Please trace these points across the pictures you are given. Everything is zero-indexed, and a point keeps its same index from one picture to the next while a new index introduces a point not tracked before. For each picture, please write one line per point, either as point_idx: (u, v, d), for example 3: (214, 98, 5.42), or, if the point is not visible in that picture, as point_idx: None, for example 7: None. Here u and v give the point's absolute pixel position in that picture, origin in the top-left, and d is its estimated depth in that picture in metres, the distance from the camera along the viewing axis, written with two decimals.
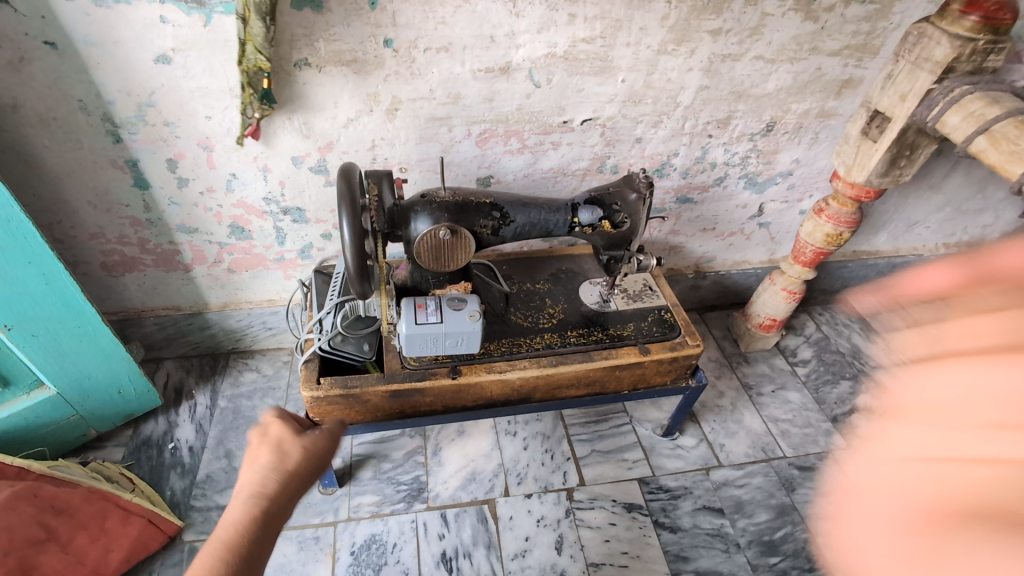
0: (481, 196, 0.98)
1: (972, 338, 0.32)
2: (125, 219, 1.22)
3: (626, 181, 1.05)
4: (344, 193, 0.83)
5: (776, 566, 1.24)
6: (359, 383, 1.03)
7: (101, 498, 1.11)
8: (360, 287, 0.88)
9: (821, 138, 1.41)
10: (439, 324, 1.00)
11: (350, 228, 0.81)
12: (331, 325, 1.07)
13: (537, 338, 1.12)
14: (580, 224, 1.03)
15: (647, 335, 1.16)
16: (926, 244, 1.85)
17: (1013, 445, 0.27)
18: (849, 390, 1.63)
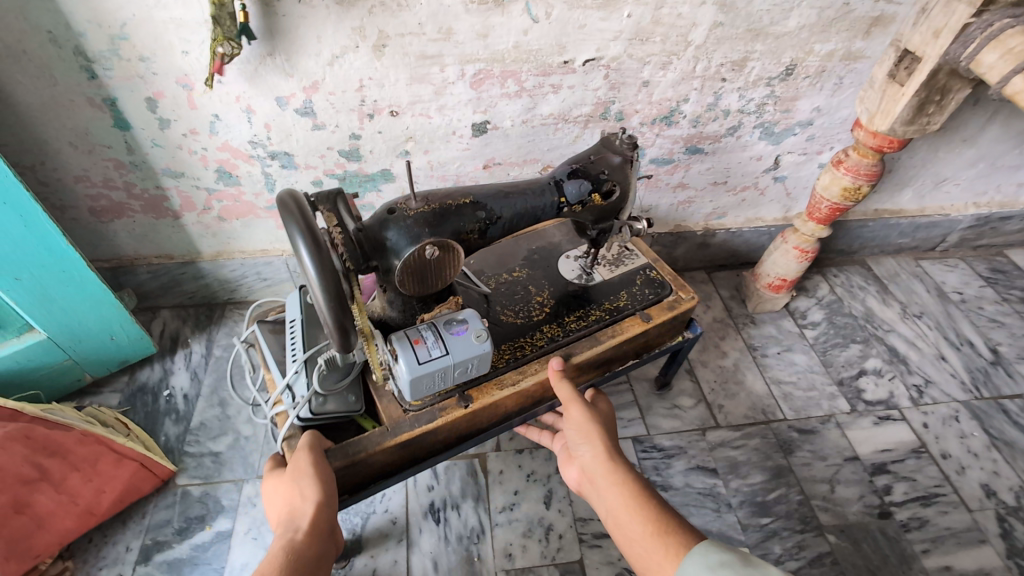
0: (458, 197, 0.87)
1: (607, 475, 0.76)
2: (108, 162, 1.18)
3: (604, 143, 0.99)
4: (303, 227, 0.66)
5: (767, 527, 1.23)
6: (361, 446, 0.86)
7: (95, 441, 1.12)
8: (346, 340, 0.71)
9: (845, 84, 1.30)
10: (447, 356, 0.87)
11: (321, 269, 0.65)
12: (304, 388, 0.92)
13: (538, 335, 1.04)
14: (569, 203, 0.94)
15: (643, 300, 1.11)
16: (954, 204, 1.74)
17: (627, 517, 0.72)
18: (858, 353, 1.57)
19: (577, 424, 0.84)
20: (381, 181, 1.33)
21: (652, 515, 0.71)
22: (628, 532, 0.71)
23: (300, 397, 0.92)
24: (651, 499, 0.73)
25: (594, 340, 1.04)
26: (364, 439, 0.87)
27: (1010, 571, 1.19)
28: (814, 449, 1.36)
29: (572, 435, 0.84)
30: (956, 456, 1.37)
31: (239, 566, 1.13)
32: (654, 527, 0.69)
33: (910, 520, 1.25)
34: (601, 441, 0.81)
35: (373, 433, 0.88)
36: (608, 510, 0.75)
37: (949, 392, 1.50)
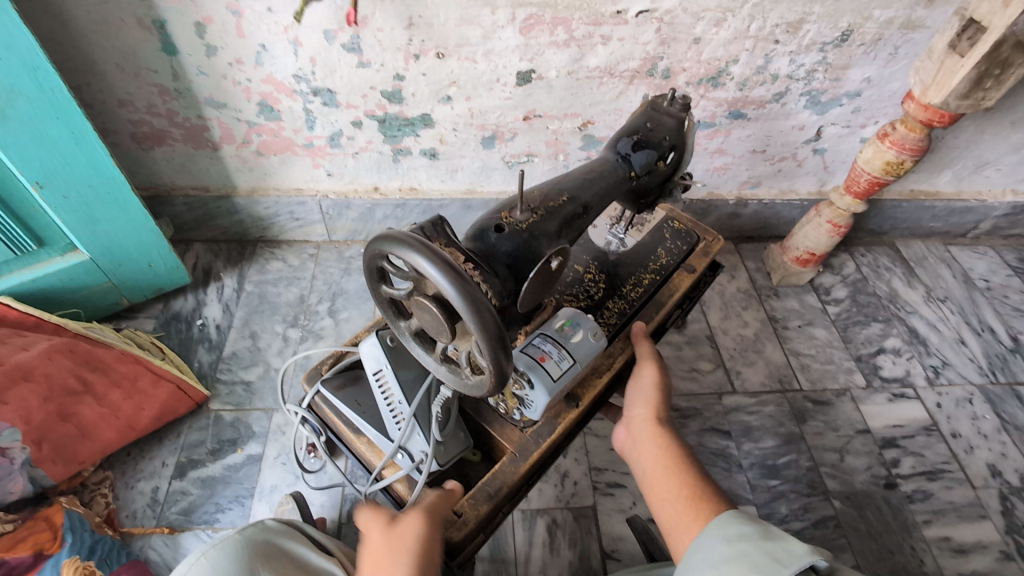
0: (555, 196, 0.80)
1: (655, 444, 0.77)
2: (153, 87, 1.18)
3: (652, 107, 0.95)
4: (442, 264, 0.57)
5: (775, 488, 1.27)
6: (500, 482, 0.81)
7: (133, 360, 1.18)
8: (504, 379, 0.64)
9: (900, 55, 1.26)
10: (575, 364, 0.84)
11: (481, 316, 0.57)
12: (423, 443, 0.84)
13: (606, 314, 1.00)
14: (638, 175, 0.90)
15: (680, 253, 1.12)
16: (992, 189, 1.71)
17: (664, 483, 0.72)
18: (879, 332, 1.58)
19: (646, 385, 0.85)
20: (420, 126, 1.32)
21: (694, 485, 0.71)
22: (662, 498, 0.72)
23: (419, 452, 0.84)
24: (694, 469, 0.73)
25: (656, 304, 1.04)
26: (500, 475, 0.82)
27: (1007, 545, 1.23)
28: (827, 420, 1.39)
29: (632, 400, 0.85)
30: (965, 436, 1.39)
31: (268, 488, 1.18)
32: (690, 492, 0.70)
33: (914, 492, 1.29)
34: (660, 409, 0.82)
35: (504, 464, 0.83)
36: (648, 475, 0.75)
37: (965, 375, 1.51)
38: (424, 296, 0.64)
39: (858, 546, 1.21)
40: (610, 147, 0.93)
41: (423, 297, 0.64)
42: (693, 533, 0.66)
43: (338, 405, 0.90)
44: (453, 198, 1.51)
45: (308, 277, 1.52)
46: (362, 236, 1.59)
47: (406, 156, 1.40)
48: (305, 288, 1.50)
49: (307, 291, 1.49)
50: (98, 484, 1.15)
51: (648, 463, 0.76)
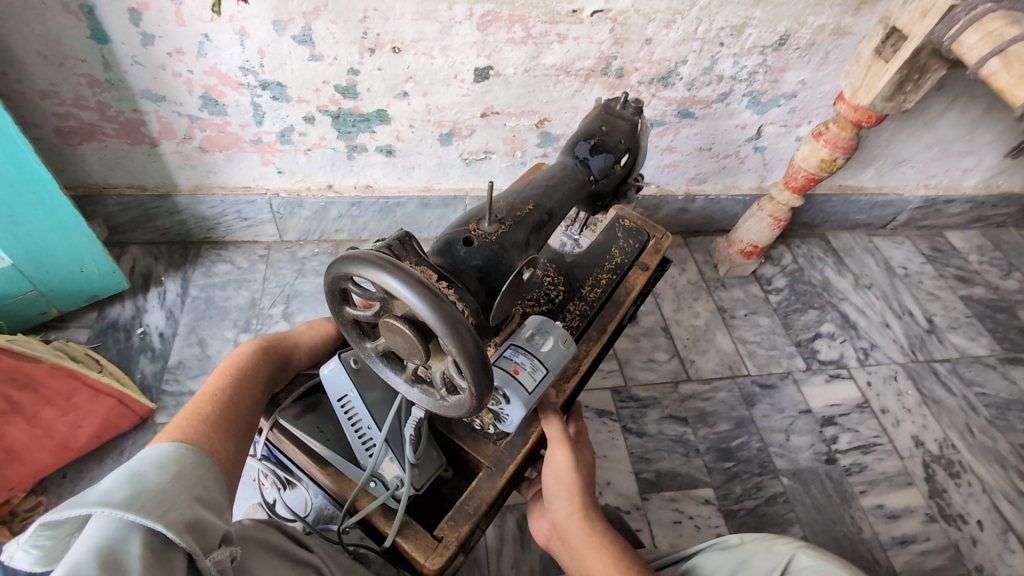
0: (521, 205, 0.81)
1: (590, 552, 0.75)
2: (81, 78, 1.09)
3: (606, 111, 0.97)
4: (417, 286, 0.56)
5: (730, 470, 1.34)
6: (479, 501, 0.81)
7: (67, 374, 1.07)
8: (485, 397, 0.64)
9: (831, 59, 1.36)
10: (547, 372, 0.83)
11: (459, 336, 0.57)
12: (396, 467, 0.82)
13: (568, 316, 1.02)
14: (597, 178, 0.93)
15: (634, 251, 1.15)
16: (907, 184, 1.87)
17: None
18: (815, 318, 1.70)
19: (558, 476, 0.80)
20: (376, 122, 1.29)
21: None
22: None
23: (394, 479, 0.81)
24: (627, 557, 0.76)
25: (615, 303, 1.06)
26: (477, 493, 0.82)
27: (931, 509, 1.35)
28: (773, 403, 1.48)
29: (551, 491, 0.81)
30: (892, 411, 1.52)
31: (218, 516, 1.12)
32: None
33: (852, 466, 1.40)
34: (582, 495, 0.79)
35: (481, 480, 0.83)
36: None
37: (890, 355, 1.65)
38: (395, 317, 0.63)
39: (805, 519, 1.29)
40: (568, 151, 0.95)
41: (394, 318, 0.63)
42: None
43: (298, 432, 0.84)
44: (410, 196, 1.48)
45: (258, 279, 1.46)
46: (315, 236, 1.54)
47: (361, 152, 1.36)
48: (255, 290, 1.43)
49: (258, 293, 1.43)
50: (30, 511, 1.05)
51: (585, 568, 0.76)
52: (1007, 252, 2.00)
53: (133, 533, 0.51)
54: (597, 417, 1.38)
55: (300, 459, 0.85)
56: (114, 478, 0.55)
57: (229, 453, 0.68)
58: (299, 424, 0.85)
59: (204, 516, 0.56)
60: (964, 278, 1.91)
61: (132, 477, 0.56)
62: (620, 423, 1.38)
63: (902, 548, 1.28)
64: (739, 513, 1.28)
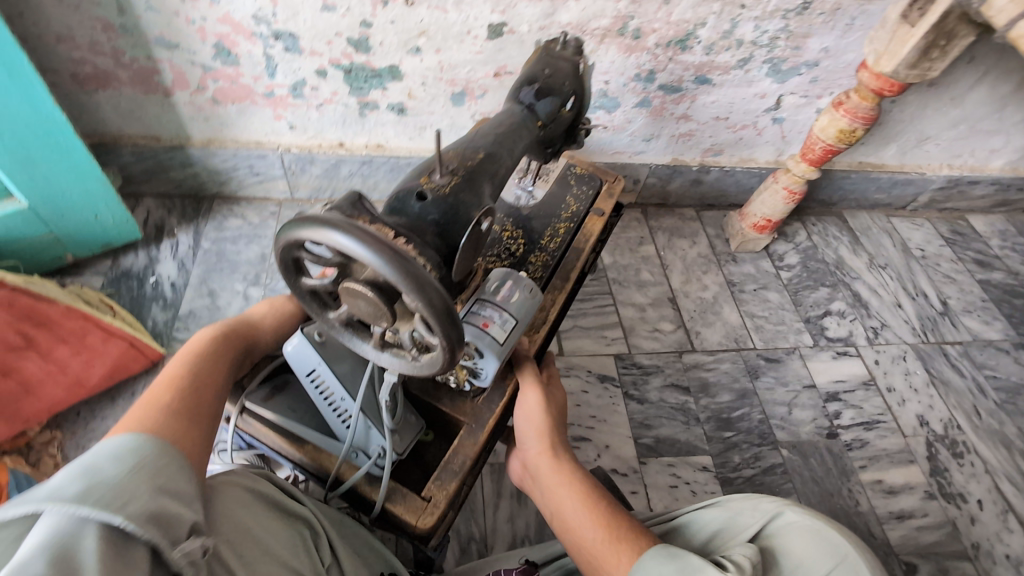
0: (472, 153, 0.78)
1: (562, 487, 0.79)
2: (95, 22, 1.10)
3: (547, 53, 0.92)
4: (378, 247, 0.58)
5: (729, 439, 1.35)
6: (463, 458, 0.83)
7: (81, 317, 1.12)
8: (456, 353, 0.66)
9: (856, 26, 1.31)
10: (517, 321, 0.83)
11: (424, 292, 0.59)
12: (375, 436, 0.81)
13: (532, 267, 1.07)
14: (545, 123, 0.90)
15: (588, 198, 1.21)
16: (930, 163, 1.82)
17: (580, 520, 0.75)
18: (826, 295, 1.68)
19: (530, 413, 0.85)
20: (388, 78, 1.29)
21: (605, 519, 0.74)
22: (576, 534, 0.75)
23: (377, 448, 0.81)
24: (593, 492, 0.78)
25: (575, 250, 1.12)
26: (461, 449, 0.83)
27: (931, 486, 1.35)
28: (777, 376, 1.48)
29: (524, 431, 0.85)
30: (899, 390, 1.51)
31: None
32: (605, 530, 0.73)
33: (853, 441, 1.40)
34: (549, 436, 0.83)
35: (463, 437, 0.85)
36: (561, 514, 0.78)
37: (900, 335, 1.63)
38: (357, 280, 0.64)
39: (802, 489, 1.30)
40: (513, 98, 0.91)
41: (356, 281, 0.65)
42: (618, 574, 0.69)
43: (268, 413, 0.83)
44: (421, 156, 1.48)
45: (268, 235, 1.47)
46: (326, 194, 1.54)
47: (373, 110, 1.36)
48: (266, 246, 1.45)
49: (269, 248, 1.44)
50: (46, 444, 1.09)
51: (558, 501, 0.79)
52: None
53: (87, 530, 0.46)
54: (599, 382, 1.39)
55: (273, 441, 0.83)
56: (62, 473, 0.50)
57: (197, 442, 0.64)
58: (267, 407, 0.84)
59: (168, 508, 0.52)
60: (983, 263, 1.86)
61: (83, 469, 0.51)
62: (622, 389, 1.39)
63: (898, 522, 1.29)
64: (736, 480, 1.29)
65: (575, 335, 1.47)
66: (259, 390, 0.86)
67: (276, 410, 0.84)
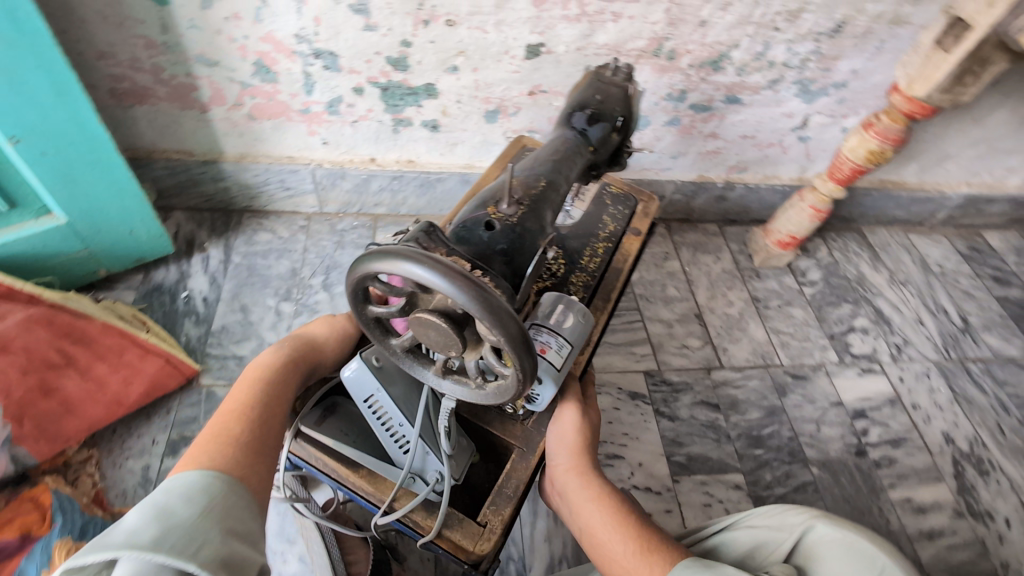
0: (533, 182, 0.79)
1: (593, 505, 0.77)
2: (139, 39, 1.10)
3: (597, 78, 0.93)
4: (457, 278, 0.58)
5: (760, 457, 1.35)
6: (516, 482, 0.83)
7: (118, 334, 1.12)
8: (528, 384, 0.65)
9: (886, 49, 1.33)
10: (571, 346, 0.84)
11: (504, 323, 0.59)
12: (433, 461, 0.82)
13: (575, 288, 1.07)
14: (596, 148, 0.91)
15: (624, 218, 1.22)
16: (949, 181, 1.84)
17: (611, 538, 0.73)
18: (849, 312, 1.69)
19: (565, 429, 0.84)
20: (424, 96, 1.29)
21: (639, 538, 0.72)
22: (607, 553, 0.73)
23: (434, 474, 0.82)
24: (625, 510, 0.77)
25: (614, 270, 1.13)
26: (514, 474, 0.84)
27: (959, 505, 1.36)
28: (805, 393, 1.49)
29: (556, 447, 0.84)
30: (924, 408, 1.52)
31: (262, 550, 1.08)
32: (638, 547, 0.71)
33: (882, 459, 1.40)
34: (582, 453, 0.83)
35: (516, 461, 0.85)
36: (592, 533, 0.76)
37: (923, 352, 1.64)
38: (429, 310, 0.64)
39: (833, 508, 1.30)
40: (563, 123, 0.92)
41: (428, 312, 0.64)
42: None
43: (323, 437, 0.83)
44: (451, 172, 1.48)
45: (299, 249, 1.47)
46: (355, 209, 1.54)
47: (406, 127, 1.37)
48: (296, 260, 1.45)
49: (299, 263, 1.44)
50: (83, 463, 1.08)
51: (588, 520, 0.77)
52: None
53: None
54: (630, 400, 1.39)
55: (327, 464, 0.83)
56: (140, 515, 0.53)
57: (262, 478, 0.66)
58: (321, 430, 0.83)
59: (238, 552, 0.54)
60: (1001, 279, 1.88)
61: (160, 515, 0.53)
62: (653, 406, 1.39)
63: (929, 541, 1.29)
64: (769, 499, 1.29)
65: (605, 351, 1.47)
66: (312, 413, 0.85)
67: (330, 434, 0.83)
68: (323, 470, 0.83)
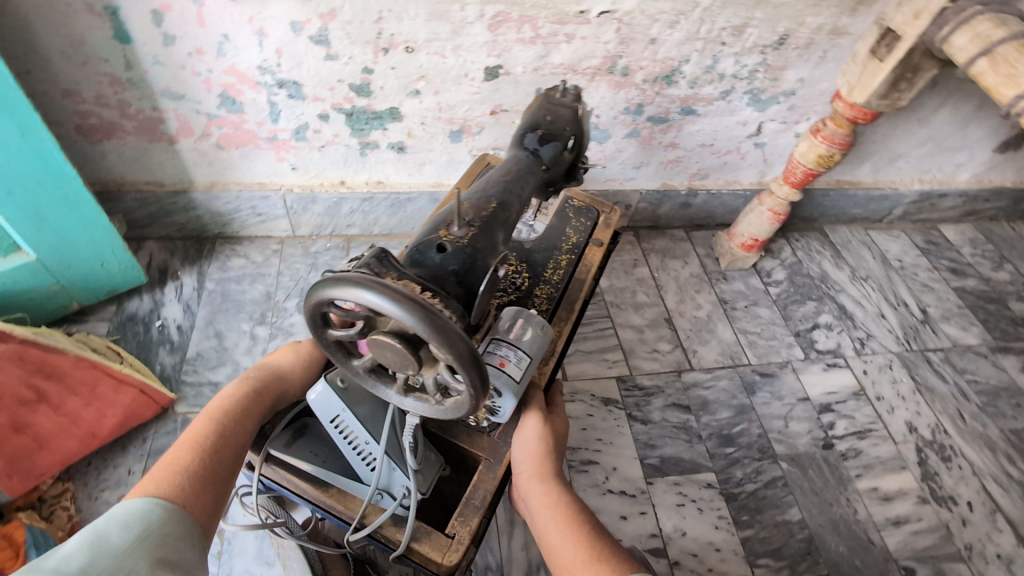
0: (484, 203, 0.83)
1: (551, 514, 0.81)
2: (103, 77, 1.12)
3: (547, 100, 0.97)
4: (406, 302, 0.61)
5: (731, 455, 1.39)
6: (484, 493, 0.86)
7: (91, 365, 1.11)
8: (481, 397, 0.69)
9: (829, 58, 1.40)
10: (530, 358, 0.87)
11: (452, 342, 0.63)
12: (399, 475, 0.84)
13: (539, 300, 1.11)
14: (549, 167, 0.95)
15: (586, 229, 1.26)
16: (903, 179, 1.92)
17: (566, 546, 0.77)
18: (814, 309, 1.75)
19: (529, 440, 0.88)
20: (388, 119, 1.33)
21: (593, 546, 0.76)
22: (561, 561, 0.76)
23: (400, 488, 0.85)
24: (580, 518, 0.81)
25: (577, 281, 1.17)
26: (482, 484, 0.87)
27: (923, 491, 1.41)
28: (772, 390, 1.54)
29: (520, 456, 0.88)
30: (887, 398, 1.58)
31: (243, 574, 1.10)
32: (590, 556, 0.75)
33: (848, 450, 1.45)
34: (544, 462, 0.86)
35: (483, 472, 0.88)
36: (547, 541, 0.79)
37: (885, 345, 1.71)
38: (384, 332, 0.68)
39: (803, 501, 1.35)
40: (517, 144, 0.96)
41: (383, 333, 0.68)
42: None
43: (293, 459, 0.85)
44: (421, 192, 1.51)
45: (273, 273, 1.49)
46: (328, 231, 1.57)
47: (374, 149, 1.40)
48: (270, 284, 1.47)
49: (273, 287, 1.46)
50: (57, 497, 1.09)
51: (545, 528, 0.80)
52: (999, 246, 2.06)
53: None
54: (603, 405, 1.43)
55: (299, 485, 0.87)
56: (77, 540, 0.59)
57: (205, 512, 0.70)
58: (291, 453, 0.86)
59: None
60: (957, 271, 1.96)
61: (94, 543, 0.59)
62: (625, 411, 1.43)
63: (895, 528, 1.34)
64: (740, 496, 1.33)
65: (577, 359, 1.51)
66: (282, 436, 0.88)
67: (300, 456, 0.86)
68: (297, 491, 0.87)
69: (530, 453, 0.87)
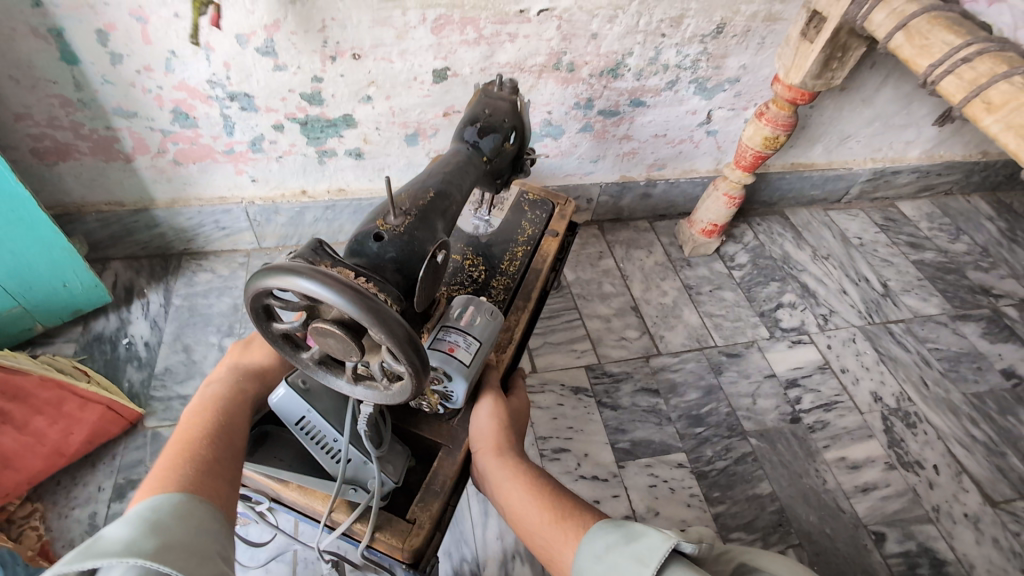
0: (422, 193, 0.85)
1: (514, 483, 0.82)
2: (53, 99, 1.14)
3: (486, 94, 1.00)
4: (340, 287, 0.62)
5: (700, 434, 1.42)
6: (443, 476, 0.88)
7: (56, 385, 1.11)
8: (424, 378, 0.71)
9: (767, 44, 1.45)
10: (480, 342, 0.90)
11: (387, 324, 0.64)
12: (370, 469, 0.84)
13: (495, 290, 1.13)
14: (490, 158, 0.98)
15: (542, 221, 1.29)
16: (856, 159, 1.98)
17: (533, 508, 0.79)
18: (777, 289, 1.79)
19: (484, 418, 0.91)
20: (343, 126, 1.36)
21: (557, 505, 0.78)
22: (530, 524, 0.78)
23: (373, 482, 0.85)
24: (543, 483, 0.82)
25: (534, 271, 1.19)
26: (441, 470, 0.89)
27: (890, 457, 1.44)
28: (740, 370, 1.57)
29: (478, 435, 0.90)
30: (852, 370, 1.61)
31: None
32: (555, 514, 0.76)
33: (815, 423, 1.48)
34: (502, 436, 0.89)
35: (443, 457, 0.90)
36: (514, 509, 0.81)
37: (848, 319, 1.75)
38: (325, 320, 0.69)
39: (773, 474, 1.37)
40: (458, 138, 0.99)
41: (324, 322, 0.69)
42: (570, 550, 0.72)
43: (255, 465, 0.85)
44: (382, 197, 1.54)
45: (239, 286, 1.50)
46: (293, 241, 1.59)
47: (331, 157, 1.42)
48: (237, 297, 1.48)
49: (240, 299, 1.47)
50: (26, 517, 1.09)
51: (510, 498, 0.82)
52: (955, 218, 2.12)
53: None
54: (573, 394, 1.45)
55: (262, 484, 0.86)
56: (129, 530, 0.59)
57: (224, 498, 0.70)
58: (255, 459, 0.85)
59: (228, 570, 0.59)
60: (916, 244, 2.01)
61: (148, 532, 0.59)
62: (595, 398, 1.45)
63: (864, 495, 1.37)
64: (711, 473, 1.36)
65: (547, 351, 1.53)
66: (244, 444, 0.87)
67: (262, 460, 0.86)
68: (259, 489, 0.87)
69: (487, 430, 0.89)
